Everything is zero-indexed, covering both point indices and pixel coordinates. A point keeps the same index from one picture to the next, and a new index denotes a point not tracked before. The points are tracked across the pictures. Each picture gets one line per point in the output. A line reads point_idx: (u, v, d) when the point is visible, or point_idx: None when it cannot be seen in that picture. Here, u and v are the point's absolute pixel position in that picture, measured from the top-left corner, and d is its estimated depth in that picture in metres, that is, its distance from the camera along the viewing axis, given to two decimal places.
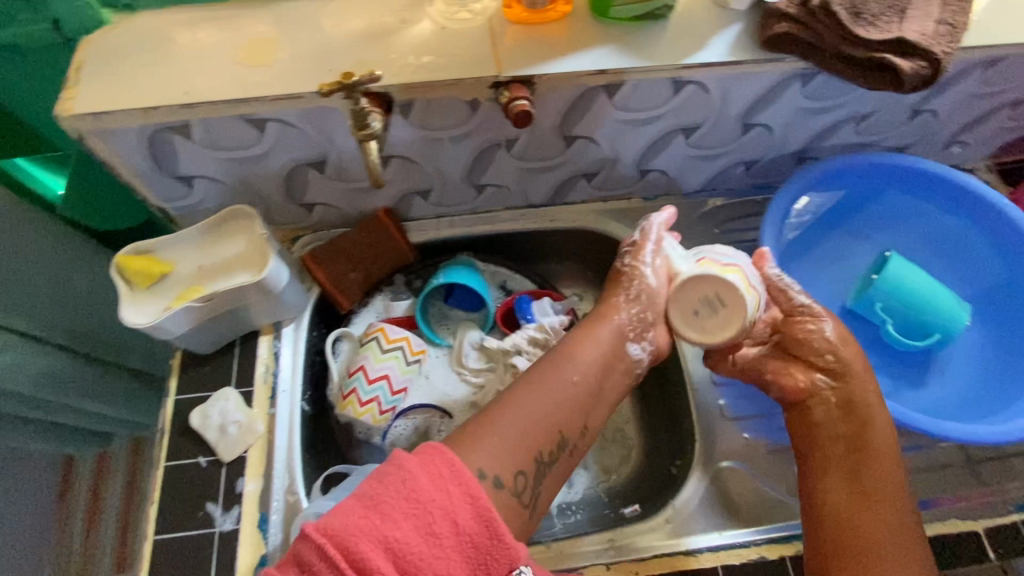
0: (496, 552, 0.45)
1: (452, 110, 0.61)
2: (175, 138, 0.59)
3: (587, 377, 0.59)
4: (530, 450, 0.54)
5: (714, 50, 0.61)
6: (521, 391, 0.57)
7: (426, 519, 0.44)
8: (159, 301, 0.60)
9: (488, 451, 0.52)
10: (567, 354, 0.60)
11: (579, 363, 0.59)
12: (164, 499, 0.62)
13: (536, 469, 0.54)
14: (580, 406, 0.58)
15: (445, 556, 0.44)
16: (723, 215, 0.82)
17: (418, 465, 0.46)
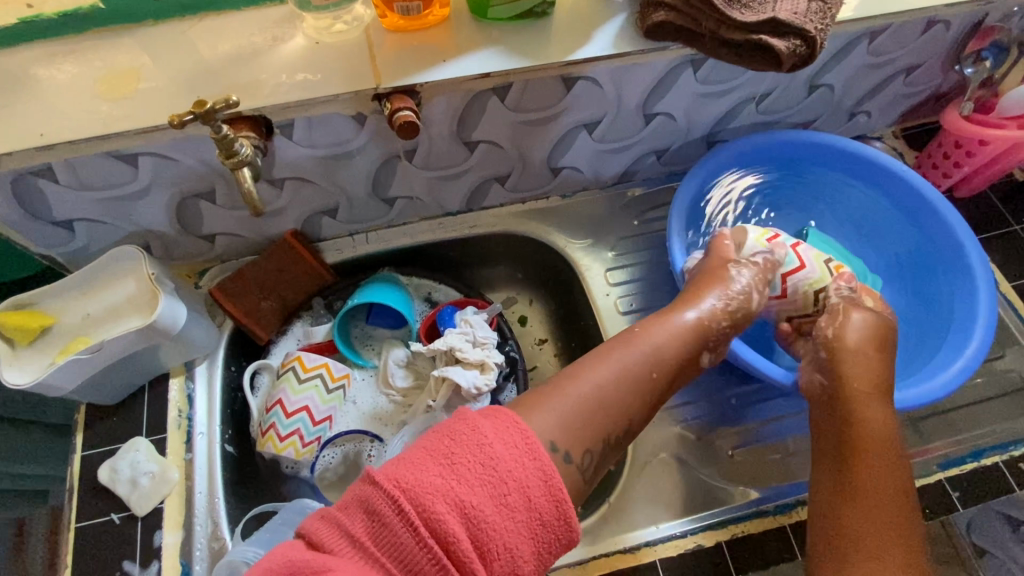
0: (553, 525, 0.40)
1: (338, 127, 0.59)
2: (40, 183, 0.55)
3: (665, 359, 0.53)
4: (598, 425, 0.47)
5: (599, 44, 0.60)
6: (584, 370, 0.50)
7: (520, 483, 0.39)
8: (43, 357, 0.57)
9: (565, 431, 0.45)
10: (636, 335, 0.54)
11: (656, 344, 0.54)
12: (76, 563, 0.59)
13: (599, 447, 0.46)
14: (645, 387, 0.51)
15: (511, 526, 0.38)
16: (642, 205, 0.82)
17: (489, 424, 0.41)
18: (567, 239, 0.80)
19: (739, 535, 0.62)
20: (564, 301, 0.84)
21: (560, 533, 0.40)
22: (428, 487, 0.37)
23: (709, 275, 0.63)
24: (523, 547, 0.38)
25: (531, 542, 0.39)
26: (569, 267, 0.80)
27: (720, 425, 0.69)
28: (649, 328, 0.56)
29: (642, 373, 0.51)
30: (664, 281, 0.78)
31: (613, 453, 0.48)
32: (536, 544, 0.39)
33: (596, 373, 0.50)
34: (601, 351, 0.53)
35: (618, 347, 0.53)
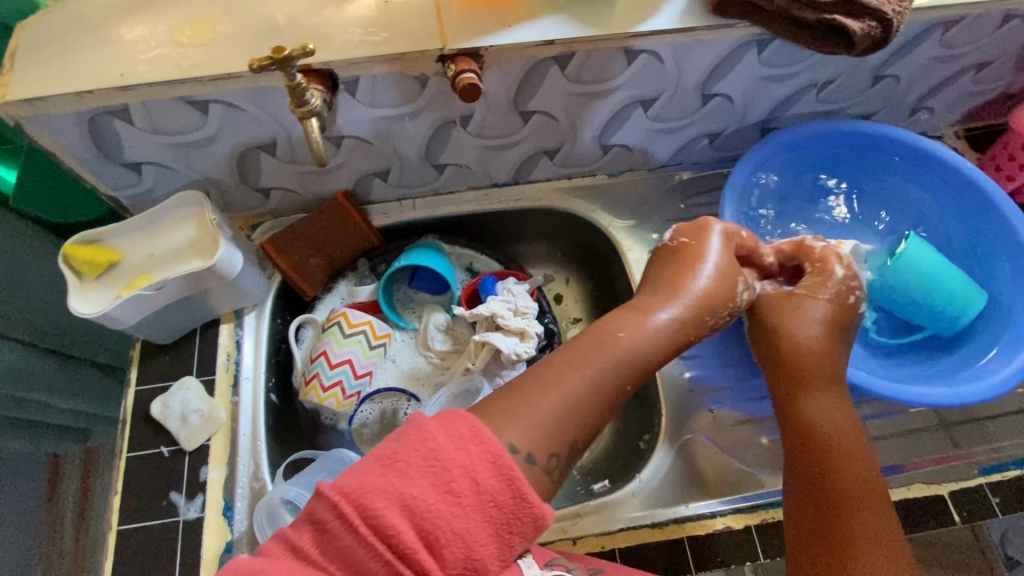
0: (513, 515, 0.38)
1: (400, 87, 0.60)
2: (116, 123, 0.58)
3: (637, 368, 0.51)
4: (573, 426, 0.46)
5: (665, 17, 0.60)
6: (556, 371, 0.48)
7: (473, 476, 0.37)
8: (108, 290, 0.59)
9: (549, 431, 0.44)
10: (616, 340, 0.51)
11: (631, 348, 0.51)
12: (127, 489, 0.62)
13: (566, 452, 0.45)
14: (615, 396, 0.50)
15: (462, 519, 0.37)
16: (689, 189, 0.82)
17: (435, 422, 0.39)
18: (611, 218, 0.80)
19: (768, 521, 0.62)
20: (601, 282, 0.85)
21: (524, 523, 0.38)
22: (368, 484, 0.36)
23: (683, 254, 0.61)
24: (484, 539, 0.37)
25: (490, 534, 0.37)
26: (611, 246, 0.81)
27: (755, 412, 0.69)
28: (630, 331, 0.53)
29: (618, 384, 0.50)
30: None
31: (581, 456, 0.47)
32: (497, 535, 0.38)
33: (571, 378, 0.48)
34: (575, 350, 0.50)
35: (594, 349, 0.50)
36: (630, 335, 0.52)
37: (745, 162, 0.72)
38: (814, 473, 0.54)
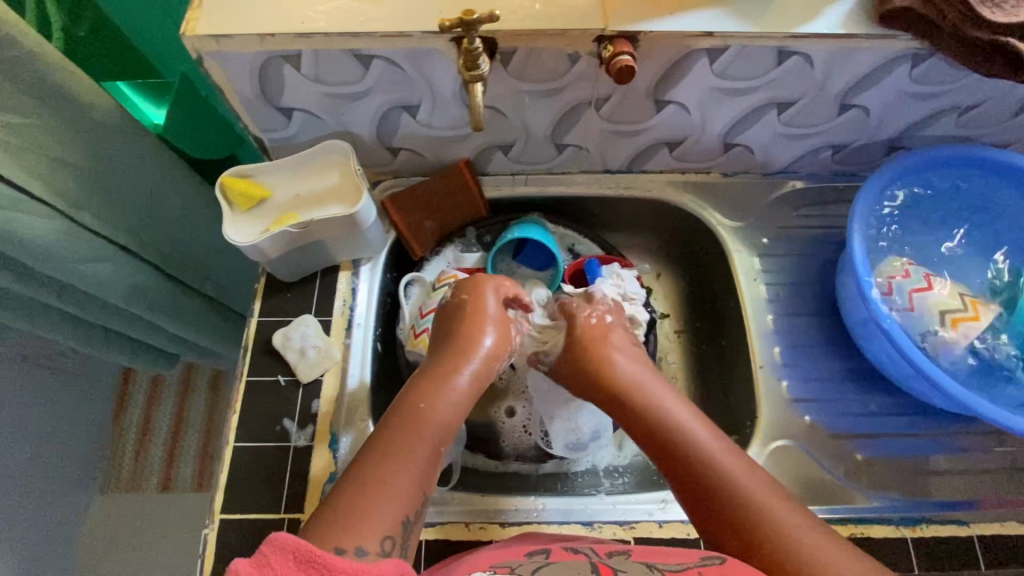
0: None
1: (551, 62, 0.61)
2: (285, 67, 0.61)
3: (442, 440, 0.57)
4: (388, 503, 0.50)
5: (827, 22, 0.59)
6: (383, 463, 0.53)
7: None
8: (257, 223, 0.65)
9: (349, 522, 0.48)
10: (423, 420, 0.57)
11: (430, 424, 0.57)
12: (244, 410, 0.66)
13: (400, 532, 0.50)
14: (433, 468, 0.56)
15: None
16: (801, 199, 0.81)
17: (254, 560, 0.40)
18: (719, 217, 0.80)
19: (858, 535, 0.62)
20: (697, 280, 0.85)
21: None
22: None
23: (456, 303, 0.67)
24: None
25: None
26: (715, 246, 0.81)
27: (846, 429, 0.69)
28: (432, 403, 0.59)
29: (434, 455, 0.56)
30: (811, 277, 0.77)
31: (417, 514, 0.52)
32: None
33: (399, 472, 0.53)
34: (394, 438, 0.55)
35: (401, 427, 0.56)
36: (427, 410, 0.58)
37: (887, 169, 0.68)
38: (719, 513, 0.55)
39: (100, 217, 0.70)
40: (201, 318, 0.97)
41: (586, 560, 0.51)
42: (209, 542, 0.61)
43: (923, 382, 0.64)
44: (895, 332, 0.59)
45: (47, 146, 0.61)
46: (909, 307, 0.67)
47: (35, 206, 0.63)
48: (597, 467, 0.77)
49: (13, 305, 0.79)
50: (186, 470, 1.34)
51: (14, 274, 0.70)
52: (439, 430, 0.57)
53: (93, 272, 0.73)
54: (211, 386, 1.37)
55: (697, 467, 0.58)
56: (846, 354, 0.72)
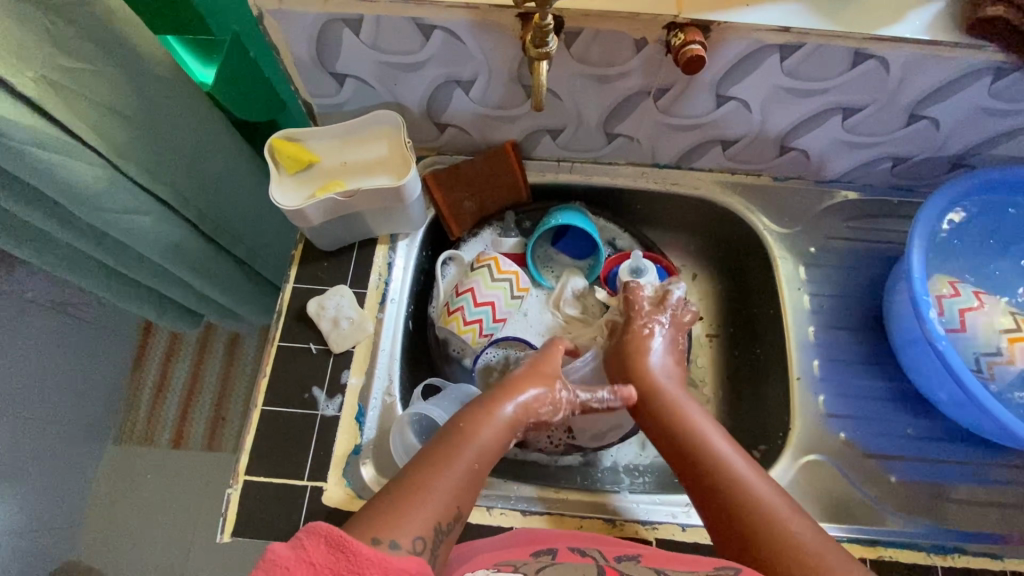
0: (361, 569, 0.39)
1: (616, 46, 0.60)
2: (345, 31, 0.61)
3: (483, 458, 0.54)
4: (418, 510, 0.48)
5: (909, 26, 0.57)
6: (422, 472, 0.51)
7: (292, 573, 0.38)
8: (303, 188, 0.66)
9: (385, 518, 0.47)
10: (465, 438, 0.54)
11: (473, 443, 0.54)
12: (274, 375, 0.66)
13: (431, 536, 0.48)
14: (472, 487, 0.53)
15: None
16: (853, 210, 0.78)
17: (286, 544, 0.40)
18: (766, 222, 0.77)
19: (885, 557, 0.60)
20: (736, 285, 0.83)
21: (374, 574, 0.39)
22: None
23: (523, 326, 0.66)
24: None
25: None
26: (760, 251, 0.78)
27: (880, 450, 0.67)
28: (474, 424, 0.56)
29: (476, 478, 0.53)
30: (856, 292, 0.75)
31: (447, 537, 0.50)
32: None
33: (435, 480, 0.51)
34: (431, 453, 0.54)
35: (450, 441, 0.54)
36: (468, 430, 0.55)
37: (953, 184, 0.65)
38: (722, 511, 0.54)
39: (145, 169, 0.68)
40: (231, 280, 0.96)
41: (593, 563, 0.50)
42: (232, 502, 0.61)
43: (972, 408, 0.62)
44: (945, 350, 0.57)
45: (102, 93, 0.60)
46: (961, 327, 0.63)
47: (84, 151, 0.62)
48: (618, 465, 0.76)
49: (51, 251, 0.79)
50: (198, 430, 1.32)
51: (57, 219, 0.70)
52: (479, 451, 0.54)
53: (134, 224, 0.73)
54: (226, 348, 1.37)
55: (710, 468, 0.56)
56: (888, 374, 0.71)
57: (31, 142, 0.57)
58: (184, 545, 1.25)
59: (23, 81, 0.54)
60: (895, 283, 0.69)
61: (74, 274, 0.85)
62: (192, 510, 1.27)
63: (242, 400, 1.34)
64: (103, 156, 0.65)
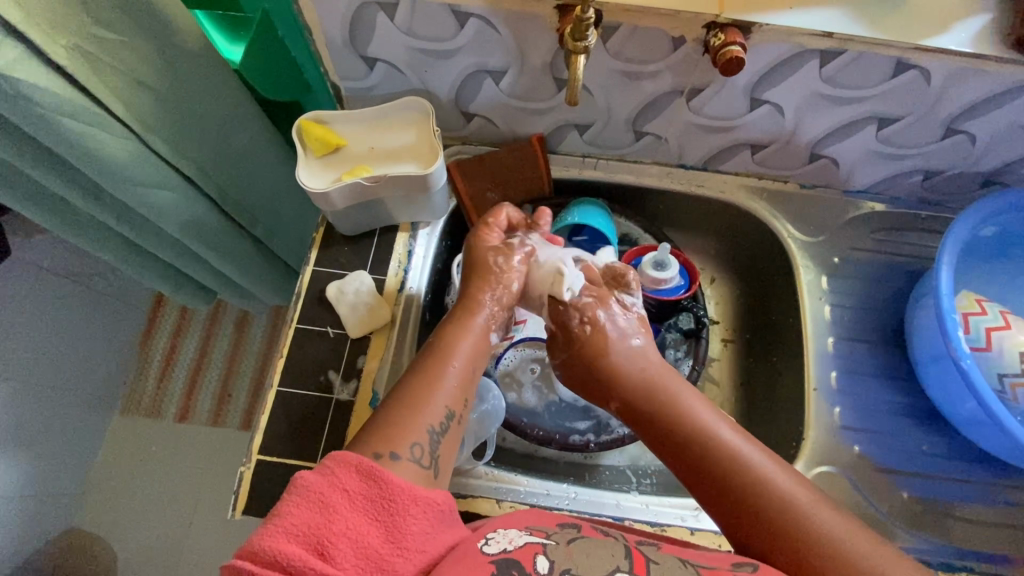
0: (392, 497, 0.44)
1: (653, 43, 0.59)
2: (379, 15, 0.60)
3: (466, 364, 0.58)
4: (416, 426, 0.51)
5: (954, 38, 0.56)
6: (412, 390, 0.54)
7: (327, 499, 0.43)
8: (331, 172, 0.67)
9: (387, 436, 0.50)
10: (445, 350, 0.58)
11: (455, 352, 0.58)
12: (291, 356, 0.67)
13: (428, 441, 0.51)
14: (463, 390, 0.57)
15: (342, 520, 0.42)
16: (878, 221, 0.77)
17: (316, 479, 0.44)
18: (790, 229, 0.77)
19: None
20: (754, 291, 0.82)
21: (404, 501, 0.44)
22: (267, 529, 0.41)
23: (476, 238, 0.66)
24: (366, 529, 0.42)
25: (379, 523, 0.43)
26: (782, 259, 0.78)
27: (893, 465, 0.66)
28: (453, 336, 0.59)
29: (463, 378, 0.57)
30: (878, 304, 0.74)
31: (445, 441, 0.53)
32: (380, 520, 0.43)
33: (427, 392, 0.54)
34: (419, 371, 0.56)
35: (423, 365, 0.57)
36: (447, 341, 0.59)
37: (987, 202, 0.63)
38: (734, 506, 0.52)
39: (170, 144, 0.68)
40: (247, 259, 0.96)
41: (620, 543, 0.49)
42: (246, 480, 0.61)
43: (991, 429, 0.61)
44: (971, 371, 0.56)
45: (133, 67, 0.60)
46: (987, 347, 0.63)
47: (112, 124, 0.62)
48: (628, 466, 0.75)
49: (72, 220, 0.79)
50: (205, 404, 1.33)
51: (82, 190, 0.70)
52: (461, 357, 0.58)
53: (155, 198, 0.73)
54: (234, 326, 1.38)
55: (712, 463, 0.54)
56: (905, 390, 0.70)
57: (63, 111, 0.57)
58: (187, 518, 1.26)
59: (57, 50, 0.53)
60: (919, 299, 0.68)
61: (94, 245, 0.85)
62: (194, 485, 1.28)
63: (248, 378, 1.35)
64: (130, 129, 0.65)
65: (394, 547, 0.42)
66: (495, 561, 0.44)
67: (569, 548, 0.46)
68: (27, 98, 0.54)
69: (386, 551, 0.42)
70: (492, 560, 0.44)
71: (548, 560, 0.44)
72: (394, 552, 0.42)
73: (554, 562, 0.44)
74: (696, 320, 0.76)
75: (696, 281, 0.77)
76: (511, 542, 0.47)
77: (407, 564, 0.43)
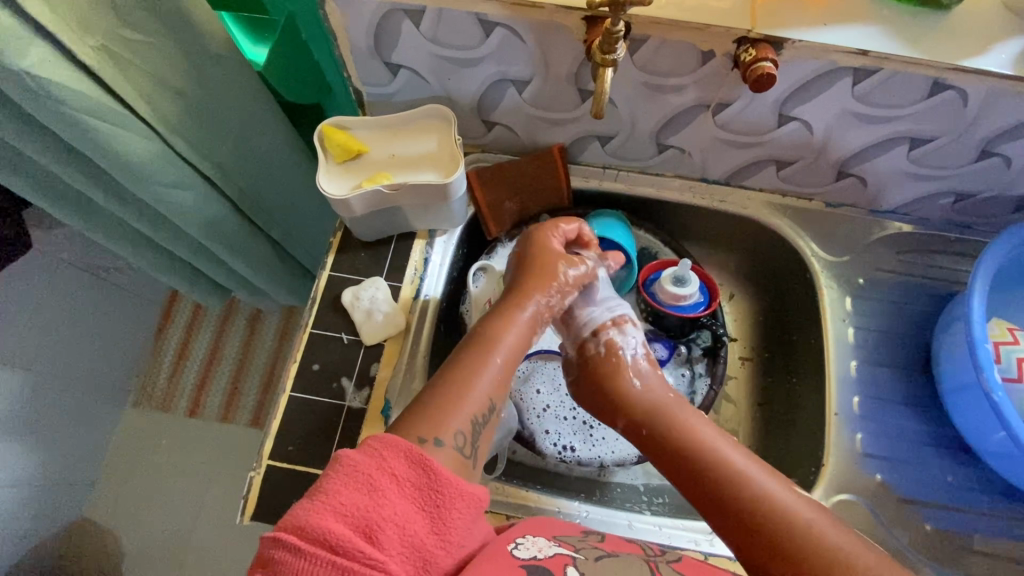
0: (441, 488, 0.43)
1: (681, 57, 0.58)
2: (404, 22, 0.60)
3: (511, 356, 0.57)
4: (461, 412, 0.51)
5: (995, 59, 0.54)
6: (459, 375, 0.53)
7: (376, 482, 0.42)
8: (351, 179, 0.67)
9: (426, 422, 0.49)
10: (490, 341, 0.56)
11: (501, 343, 0.57)
12: (304, 361, 0.66)
13: (470, 429, 0.51)
14: (503, 382, 0.55)
15: (390, 506, 0.41)
16: (904, 243, 0.75)
17: (365, 463, 0.43)
18: (814, 248, 0.75)
19: None
20: (773, 310, 0.81)
21: (452, 493, 0.43)
22: (315, 507, 0.40)
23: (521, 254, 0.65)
24: (413, 517, 0.42)
25: (425, 513, 0.42)
26: (803, 278, 0.76)
27: (915, 495, 0.64)
28: (495, 326, 0.58)
29: (507, 371, 0.56)
30: (901, 329, 0.72)
31: (484, 432, 0.52)
32: (427, 510, 0.42)
33: (469, 377, 0.53)
34: (463, 358, 0.55)
35: (471, 349, 0.56)
36: (493, 332, 0.57)
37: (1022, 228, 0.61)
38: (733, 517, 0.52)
39: (192, 145, 0.68)
40: (263, 260, 0.96)
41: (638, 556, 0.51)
42: (255, 485, 0.61)
43: (1019, 464, 0.59)
44: (1004, 403, 0.54)
45: (159, 69, 0.60)
46: (1019, 377, 0.60)
47: (136, 124, 0.62)
48: (640, 485, 0.74)
49: (90, 215, 0.79)
50: (216, 400, 1.33)
51: (103, 188, 0.71)
52: (505, 349, 0.56)
53: (175, 199, 0.73)
54: (247, 324, 1.38)
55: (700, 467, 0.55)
56: (928, 418, 0.68)
57: (88, 111, 0.57)
58: (194, 513, 1.26)
59: (85, 51, 0.54)
60: (949, 325, 0.66)
61: (113, 241, 0.85)
62: (202, 482, 1.28)
63: (258, 377, 1.35)
64: (153, 129, 0.65)
65: (437, 538, 0.42)
66: (526, 566, 0.45)
67: (596, 562, 0.47)
68: (54, 97, 0.54)
69: (430, 542, 0.42)
70: (523, 564, 0.45)
71: (579, 570, 0.45)
72: (438, 544, 0.42)
73: (583, 573, 0.45)
74: (715, 337, 0.75)
75: (716, 298, 0.75)
76: (540, 552, 0.48)
77: (447, 556, 0.42)
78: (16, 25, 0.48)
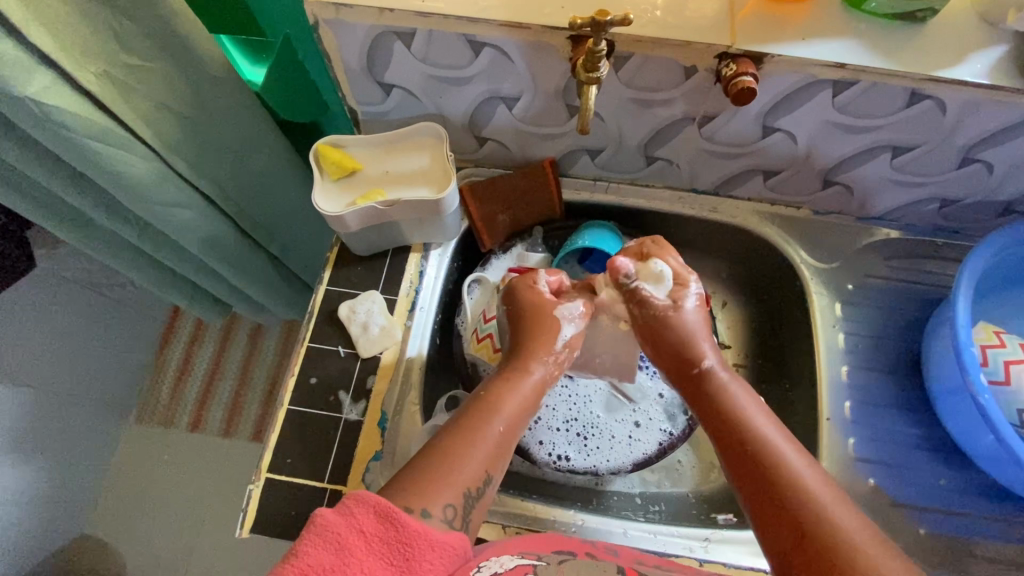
0: (408, 540, 0.43)
1: (666, 72, 0.59)
2: (395, 44, 0.62)
3: (510, 424, 0.58)
4: (452, 484, 0.51)
5: (971, 69, 0.55)
6: (453, 440, 0.55)
7: (344, 539, 0.41)
8: (346, 195, 0.68)
9: (419, 491, 0.50)
10: (491, 407, 0.58)
11: (500, 412, 0.58)
12: (302, 375, 0.67)
13: (461, 502, 0.51)
14: (501, 452, 0.56)
15: (358, 564, 0.41)
16: (892, 249, 0.76)
17: (334, 523, 0.42)
18: (803, 256, 0.76)
19: None
20: (765, 317, 0.82)
21: (421, 544, 0.43)
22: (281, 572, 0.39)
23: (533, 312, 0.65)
24: (382, 573, 0.41)
25: (394, 568, 0.42)
26: (795, 285, 0.77)
27: (907, 498, 0.65)
28: (496, 393, 0.59)
29: (505, 439, 0.57)
30: (891, 334, 0.73)
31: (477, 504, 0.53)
32: (395, 564, 0.42)
33: (464, 449, 0.54)
34: (463, 424, 0.56)
35: (473, 418, 0.57)
36: (494, 399, 0.59)
37: (1005, 232, 0.62)
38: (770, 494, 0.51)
39: (191, 165, 0.70)
40: (263, 274, 0.97)
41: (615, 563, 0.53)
42: (253, 498, 0.62)
43: (1009, 466, 0.59)
44: (990, 406, 0.55)
45: (158, 92, 0.62)
46: (1006, 381, 0.61)
47: (137, 146, 0.64)
48: (636, 493, 0.74)
49: (90, 233, 0.80)
50: (218, 413, 1.34)
51: (105, 207, 0.72)
52: (504, 418, 0.58)
53: (175, 217, 0.74)
54: (248, 338, 1.39)
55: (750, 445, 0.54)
56: (919, 422, 0.69)
57: (90, 135, 0.59)
58: (197, 527, 1.27)
59: (87, 77, 0.55)
60: (936, 329, 0.67)
61: (113, 258, 0.86)
62: (204, 496, 1.29)
63: (259, 391, 1.36)
64: (153, 151, 0.66)
65: None
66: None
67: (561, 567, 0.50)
68: (57, 122, 0.55)
69: None
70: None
71: None
72: None
73: None
74: None
75: (706, 306, 0.77)
76: (505, 565, 0.50)
77: None
78: (20, 54, 0.50)
